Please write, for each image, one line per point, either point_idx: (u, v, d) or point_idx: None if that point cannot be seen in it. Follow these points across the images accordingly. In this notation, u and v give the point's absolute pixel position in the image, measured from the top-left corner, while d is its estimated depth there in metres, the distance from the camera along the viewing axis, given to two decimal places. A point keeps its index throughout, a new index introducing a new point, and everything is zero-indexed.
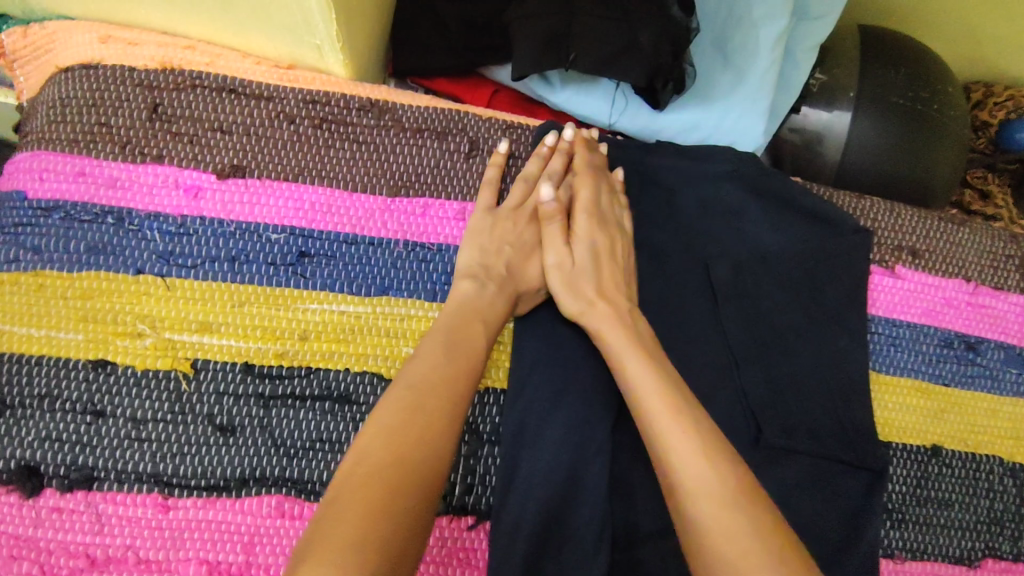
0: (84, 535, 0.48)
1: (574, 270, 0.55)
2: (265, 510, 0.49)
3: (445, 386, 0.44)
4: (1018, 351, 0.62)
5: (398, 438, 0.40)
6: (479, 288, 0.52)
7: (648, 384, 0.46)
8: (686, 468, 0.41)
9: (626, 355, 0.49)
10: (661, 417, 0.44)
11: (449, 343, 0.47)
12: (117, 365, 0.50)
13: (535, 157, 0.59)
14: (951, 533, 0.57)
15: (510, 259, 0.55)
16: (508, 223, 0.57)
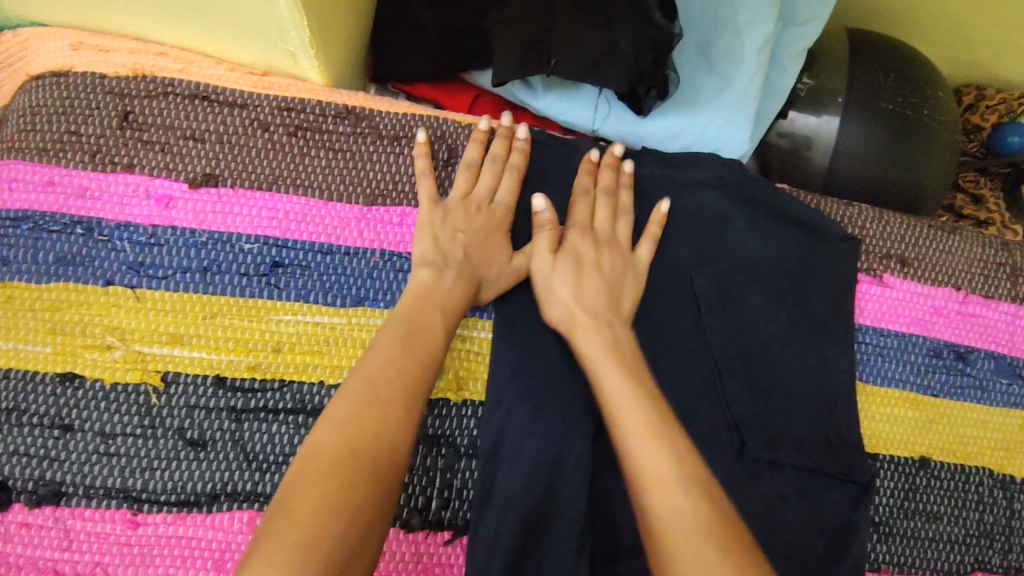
0: (53, 551, 0.47)
1: (552, 277, 0.54)
2: (236, 526, 0.48)
3: (399, 374, 0.43)
4: (1008, 361, 0.60)
5: (352, 430, 0.39)
6: (439, 278, 0.51)
7: (617, 390, 0.46)
8: (660, 491, 0.40)
9: (597, 362, 0.48)
10: (629, 425, 0.44)
11: (406, 335, 0.46)
12: (85, 378, 0.49)
13: (494, 137, 0.58)
14: (938, 546, 0.56)
15: (467, 245, 0.53)
16: (464, 210, 0.55)
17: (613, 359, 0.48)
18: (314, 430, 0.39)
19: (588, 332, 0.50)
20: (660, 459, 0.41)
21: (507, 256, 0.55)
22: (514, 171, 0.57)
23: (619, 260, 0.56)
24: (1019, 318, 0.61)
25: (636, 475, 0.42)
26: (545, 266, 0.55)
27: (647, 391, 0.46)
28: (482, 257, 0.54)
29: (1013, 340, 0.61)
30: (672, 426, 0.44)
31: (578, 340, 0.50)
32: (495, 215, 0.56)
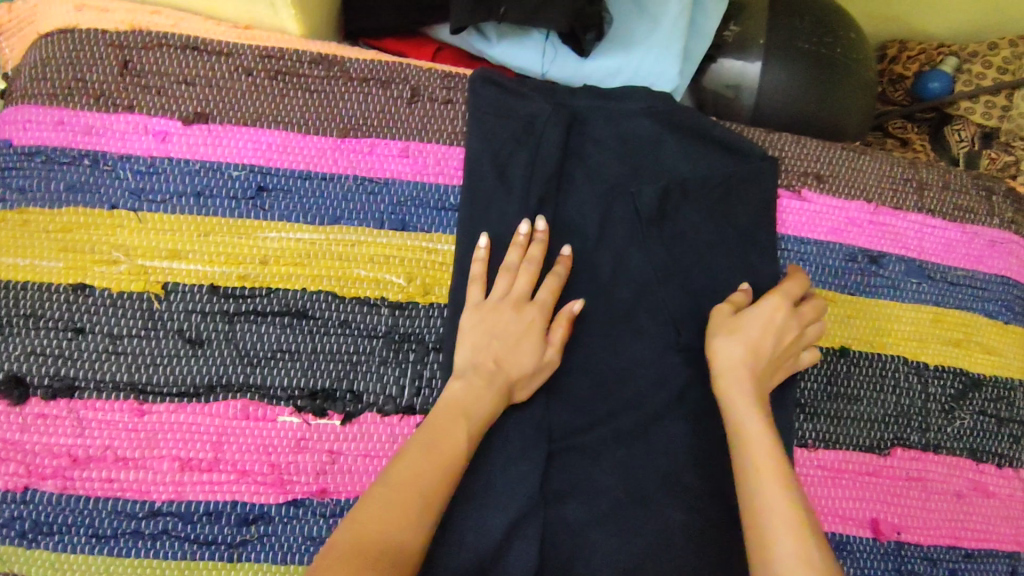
0: (67, 437, 0.53)
1: (731, 323, 0.56)
2: (231, 412, 0.55)
3: (422, 487, 0.45)
4: (918, 264, 0.68)
5: (369, 533, 0.41)
6: (470, 389, 0.52)
7: (761, 449, 0.48)
8: (780, 536, 0.42)
9: (749, 416, 0.50)
10: (762, 482, 0.45)
11: (426, 442, 0.48)
12: (95, 288, 0.56)
13: (534, 242, 0.59)
14: (861, 425, 0.63)
15: (500, 353, 0.55)
16: (504, 315, 0.56)
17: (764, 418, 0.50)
18: (341, 526, 0.41)
19: (741, 385, 0.52)
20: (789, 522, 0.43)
21: (535, 357, 0.56)
22: (555, 279, 0.58)
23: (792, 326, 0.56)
24: (926, 226, 0.69)
25: (759, 525, 0.44)
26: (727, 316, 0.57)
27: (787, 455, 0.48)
28: (513, 361, 0.55)
29: (920, 245, 0.68)
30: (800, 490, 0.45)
31: (734, 388, 0.52)
32: (532, 316, 0.57)
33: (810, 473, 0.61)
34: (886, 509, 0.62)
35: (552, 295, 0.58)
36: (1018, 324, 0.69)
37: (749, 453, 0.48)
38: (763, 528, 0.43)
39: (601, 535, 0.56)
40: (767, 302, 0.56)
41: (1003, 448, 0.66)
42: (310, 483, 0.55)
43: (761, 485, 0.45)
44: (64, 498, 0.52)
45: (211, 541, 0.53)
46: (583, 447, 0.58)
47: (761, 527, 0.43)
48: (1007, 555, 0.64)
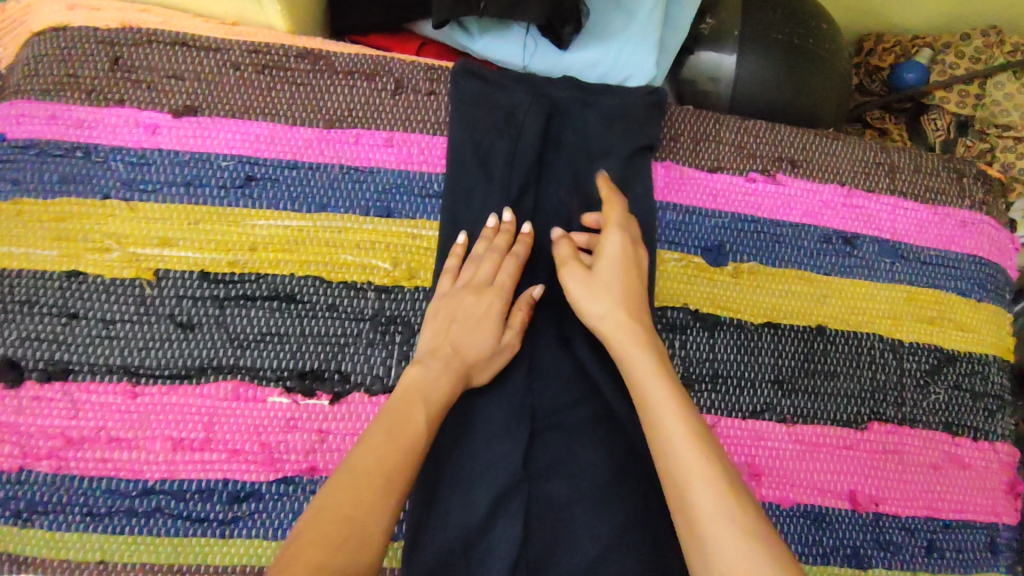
0: (61, 419, 0.54)
1: (601, 288, 0.57)
2: (222, 393, 0.57)
3: (385, 466, 0.46)
4: (891, 244, 0.69)
5: (335, 517, 0.42)
6: (428, 370, 0.54)
7: (661, 409, 0.49)
8: (696, 493, 0.44)
9: (649, 383, 0.51)
10: (684, 463, 0.46)
11: (389, 424, 0.49)
12: (88, 275, 0.57)
13: (501, 233, 0.61)
14: (838, 400, 0.65)
15: (458, 337, 0.57)
16: (463, 300, 0.58)
17: (668, 386, 0.51)
18: (306, 515, 0.43)
19: (638, 356, 0.53)
20: (717, 503, 0.44)
21: (493, 341, 0.57)
22: (516, 263, 0.60)
23: (640, 262, 0.60)
24: (899, 208, 0.71)
25: (682, 501, 0.45)
26: (594, 280, 0.57)
27: (697, 420, 0.49)
28: (472, 342, 0.56)
29: (893, 226, 0.70)
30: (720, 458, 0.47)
31: (628, 361, 0.54)
32: (492, 301, 0.59)
33: (788, 447, 0.63)
34: (864, 481, 0.63)
35: (511, 279, 0.60)
36: (990, 302, 0.71)
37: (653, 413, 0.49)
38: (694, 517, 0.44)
39: (586, 510, 0.57)
40: (609, 243, 0.59)
41: (978, 422, 0.67)
42: (300, 461, 0.56)
43: (683, 467, 0.46)
44: (60, 478, 0.54)
45: (203, 518, 0.54)
46: (566, 424, 0.60)
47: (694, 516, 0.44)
48: (984, 526, 0.65)
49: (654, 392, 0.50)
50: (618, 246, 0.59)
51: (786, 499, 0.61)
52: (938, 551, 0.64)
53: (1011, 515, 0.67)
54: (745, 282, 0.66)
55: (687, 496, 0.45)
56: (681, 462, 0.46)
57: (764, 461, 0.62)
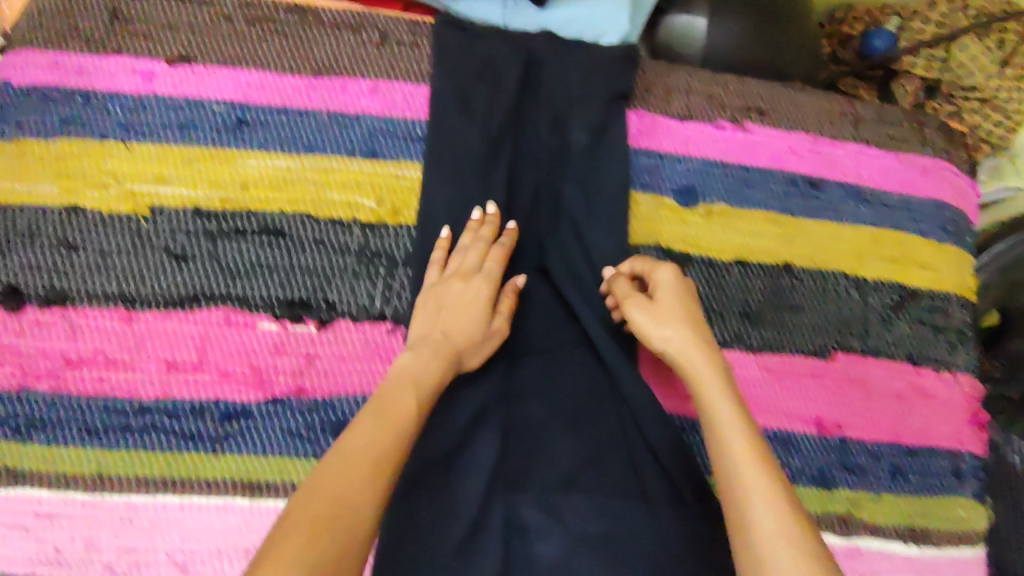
0: (61, 341, 0.57)
1: (667, 314, 0.57)
2: (214, 319, 0.60)
3: (375, 450, 0.46)
4: (855, 187, 0.73)
5: (325, 499, 0.42)
6: (420, 356, 0.54)
7: (732, 430, 0.49)
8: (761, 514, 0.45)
9: (721, 405, 0.51)
10: (750, 488, 0.46)
11: (376, 410, 0.49)
12: (86, 208, 0.61)
13: (486, 223, 0.63)
14: (804, 332, 0.68)
15: (447, 324, 0.58)
16: (453, 286, 0.59)
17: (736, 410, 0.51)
18: (296, 496, 0.43)
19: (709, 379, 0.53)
20: (782, 527, 0.44)
21: (481, 326, 0.58)
22: (502, 254, 0.62)
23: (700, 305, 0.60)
24: (863, 154, 0.74)
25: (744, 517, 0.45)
26: (657, 307, 0.58)
27: (765, 447, 0.49)
28: (462, 328, 0.58)
29: (858, 171, 0.73)
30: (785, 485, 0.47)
31: (696, 383, 0.53)
32: (480, 287, 0.60)
33: (758, 376, 0.66)
34: (830, 407, 0.66)
35: (499, 266, 0.61)
36: (952, 244, 0.74)
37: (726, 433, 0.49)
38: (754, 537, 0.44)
39: (560, 429, 0.61)
40: (671, 280, 0.59)
41: (939, 354, 0.70)
42: (288, 383, 0.59)
43: (749, 489, 0.46)
44: (58, 397, 0.56)
45: (195, 435, 0.57)
46: (542, 351, 0.64)
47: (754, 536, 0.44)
48: (947, 452, 0.68)
49: (722, 415, 0.50)
50: (678, 285, 0.59)
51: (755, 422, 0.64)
52: (902, 474, 0.66)
53: (973, 443, 0.70)
54: (715, 222, 0.69)
55: (748, 516, 0.45)
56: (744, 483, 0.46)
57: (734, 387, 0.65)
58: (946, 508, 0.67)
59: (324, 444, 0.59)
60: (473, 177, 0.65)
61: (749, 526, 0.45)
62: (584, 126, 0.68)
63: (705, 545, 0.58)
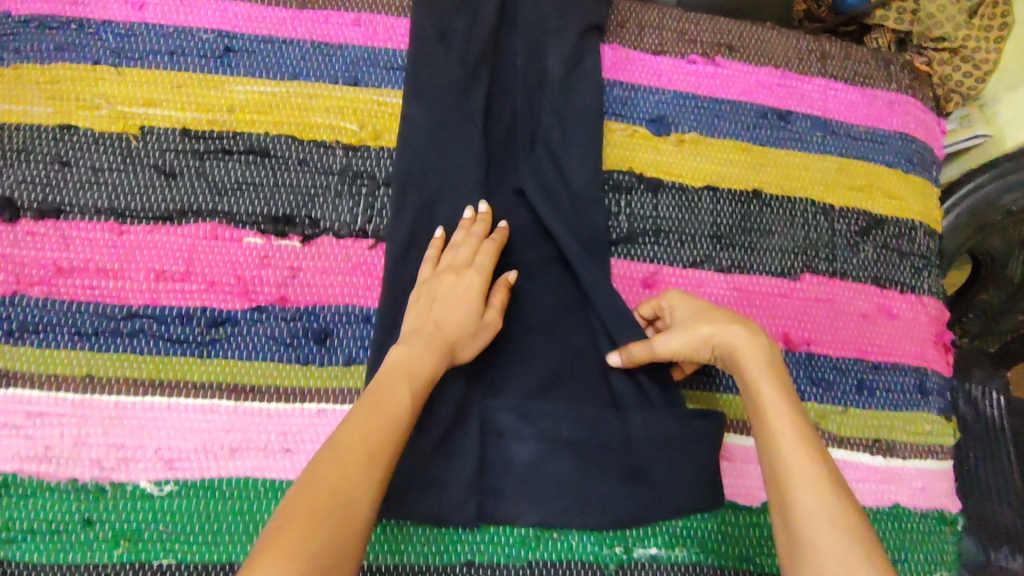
0: (53, 251, 0.60)
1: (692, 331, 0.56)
2: (201, 233, 0.62)
3: (368, 444, 0.46)
4: (822, 120, 0.75)
5: (323, 493, 0.42)
6: (410, 348, 0.54)
7: (784, 426, 0.50)
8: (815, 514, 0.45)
9: (772, 399, 0.51)
10: (798, 481, 0.47)
11: (372, 402, 0.49)
12: (79, 128, 0.63)
13: (478, 221, 0.63)
14: (773, 255, 0.70)
15: (439, 316, 0.57)
16: (444, 281, 0.59)
17: (783, 398, 0.51)
18: (296, 489, 0.43)
19: (757, 367, 0.53)
20: (829, 519, 0.45)
21: (473, 317, 0.58)
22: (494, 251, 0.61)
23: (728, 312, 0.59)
24: (830, 89, 0.76)
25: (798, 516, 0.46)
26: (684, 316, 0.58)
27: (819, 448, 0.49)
28: (453, 322, 0.57)
29: (825, 104, 0.76)
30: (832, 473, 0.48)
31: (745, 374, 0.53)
32: (471, 278, 0.59)
33: (727, 294, 0.68)
34: (798, 324, 0.68)
35: (490, 259, 0.61)
36: (916, 174, 0.76)
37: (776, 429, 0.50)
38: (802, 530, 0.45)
39: (534, 339, 0.64)
40: (687, 304, 0.59)
41: (905, 277, 0.72)
42: (273, 292, 0.61)
43: (798, 481, 0.47)
44: (50, 302, 0.59)
45: (182, 340, 0.59)
46: (518, 267, 0.65)
47: (801, 528, 0.45)
48: (913, 369, 0.70)
49: (771, 404, 0.51)
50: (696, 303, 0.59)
51: None
52: (868, 389, 0.69)
53: (938, 362, 0.72)
54: (687, 150, 0.72)
55: (798, 514, 0.46)
56: (794, 482, 0.47)
57: None
58: (912, 423, 0.69)
59: (307, 350, 0.61)
60: (451, 101, 0.67)
61: (798, 519, 0.46)
62: (559, 55, 0.70)
63: (671, 446, 0.60)
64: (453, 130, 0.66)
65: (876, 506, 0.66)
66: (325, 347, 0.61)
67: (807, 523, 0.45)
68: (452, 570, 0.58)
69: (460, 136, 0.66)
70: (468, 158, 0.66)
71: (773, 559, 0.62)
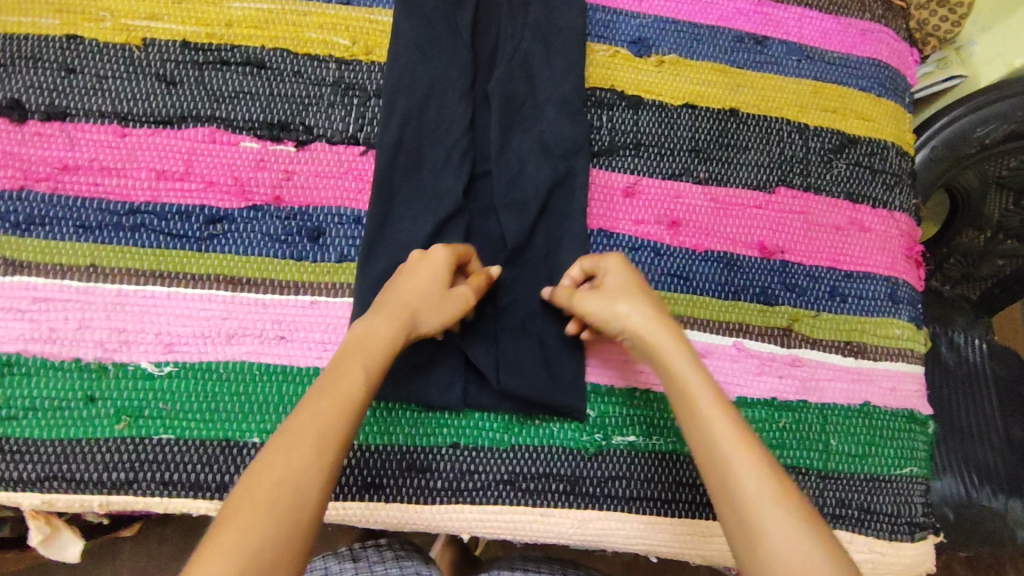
0: (60, 151, 0.63)
1: (609, 305, 0.57)
2: (200, 136, 0.65)
3: (318, 428, 0.46)
4: (798, 45, 0.78)
5: (262, 487, 0.43)
6: (369, 321, 0.54)
7: (719, 425, 0.48)
8: (763, 513, 0.44)
9: (702, 397, 0.50)
10: (737, 464, 0.46)
11: (326, 386, 0.49)
12: (84, 38, 0.66)
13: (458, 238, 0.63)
14: (749, 169, 0.73)
15: (401, 288, 0.57)
16: (411, 259, 0.59)
17: (709, 386, 0.51)
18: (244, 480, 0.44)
19: (674, 350, 0.53)
20: (775, 506, 0.44)
21: (437, 290, 0.57)
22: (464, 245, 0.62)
23: (653, 295, 0.59)
24: (805, 17, 0.79)
25: (745, 518, 0.44)
26: (608, 289, 0.58)
27: (755, 441, 0.48)
28: (417, 288, 0.56)
29: (801, 31, 0.78)
30: (763, 451, 0.48)
31: (667, 363, 0.53)
32: (438, 253, 0.58)
33: (703, 204, 0.72)
34: (771, 233, 0.72)
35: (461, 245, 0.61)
36: (889, 98, 0.78)
37: (713, 428, 0.48)
38: (746, 513, 0.44)
39: (520, 240, 0.66)
40: (613, 279, 0.59)
41: (877, 193, 0.75)
42: (268, 193, 0.64)
43: (735, 471, 0.46)
44: (56, 197, 0.62)
45: (182, 235, 0.62)
46: (504, 173, 0.68)
47: (743, 507, 0.45)
48: (885, 278, 0.73)
49: (697, 390, 0.50)
50: (620, 278, 0.59)
51: (701, 245, 0.71)
52: (841, 296, 0.72)
53: (910, 275, 0.74)
54: (667, 71, 0.74)
55: (746, 514, 0.44)
56: (739, 481, 0.46)
57: (682, 213, 0.71)
58: (883, 327, 0.71)
59: (301, 246, 0.64)
60: (437, 17, 0.69)
61: (743, 506, 0.45)
62: None
63: None
64: (439, 45, 0.69)
65: (847, 404, 0.69)
66: (318, 245, 0.64)
67: (748, 503, 0.45)
68: (438, 451, 0.61)
69: (446, 50, 0.69)
70: (455, 71, 0.68)
71: None
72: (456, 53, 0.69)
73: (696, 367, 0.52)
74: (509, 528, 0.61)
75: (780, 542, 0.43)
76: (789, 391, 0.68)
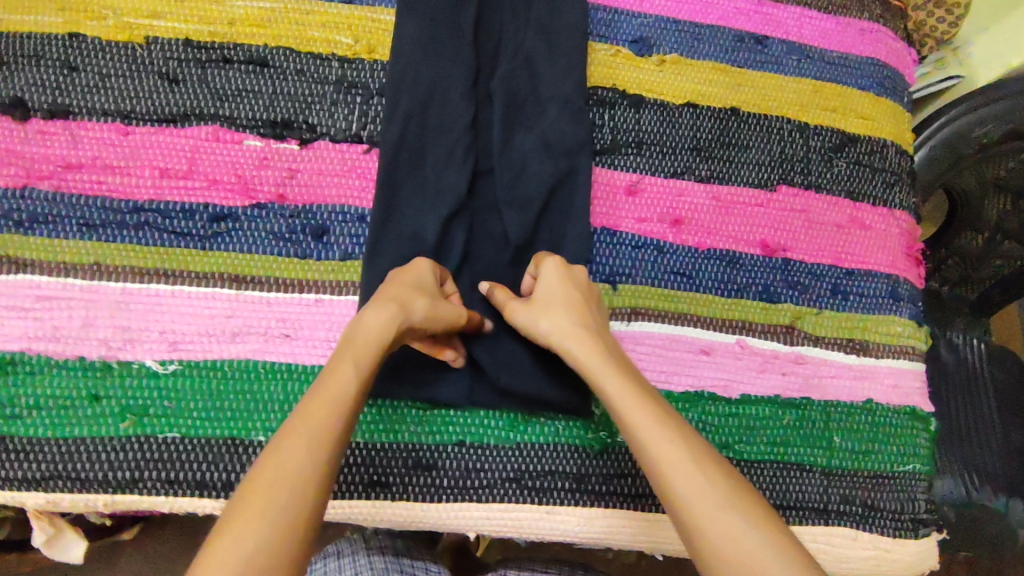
0: (63, 149, 0.63)
1: (539, 319, 0.57)
2: (203, 134, 0.65)
3: (310, 434, 0.44)
4: (798, 45, 0.78)
5: (252, 497, 0.41)
6: (365, 312, 0.52)
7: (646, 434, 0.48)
8: (701, 521, 0.43)
9: (628, 409, 0.50)
10: (667, 474, 0.46)
11: (315, 390, 0.47)
12: (85, 36, 0.65)
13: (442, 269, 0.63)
14: (750, 167, 0.74)
15: (397, 283, 0.56)
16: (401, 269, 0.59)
17: (633, 395, 0.50)
18: (240, 488, 0.42)
19: (598, 364, 0.53)
20: (713, 510, 0.44)
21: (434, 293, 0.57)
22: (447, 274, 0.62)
23: (587, 298, 0.59)
24: (805, 16, 0.79)
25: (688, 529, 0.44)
26: (536, 301, 0.58)
27: (687, 440, 0.47)
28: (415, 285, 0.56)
29: (800, 31, 0.79)
30: (699, 449, 0.47)
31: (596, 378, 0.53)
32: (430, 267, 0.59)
33: (706, 203, 0.72)
34: (773, 231, 0.72)
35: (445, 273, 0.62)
36: (888, 97, 0.79)
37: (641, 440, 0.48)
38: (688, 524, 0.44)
39: (524, 238, 0.66)
40: (545, 287, 0.59)
41: (878, 191, 0.76)
42: (271, 191, 0.64)
43: (666, 482, 0.46)
44: (59, 196, 0.62)
45: (185, 233, 0.62)
46: (507, 172, 0.68)
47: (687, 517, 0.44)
48: (885, 276, 0.73)
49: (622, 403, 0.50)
50: (552, 282, 0.59)
51: (704, 244, 0.71)
52: (842, 293, 0.72)
53: (910, 273, 0.75)
54: (668, 70, 0.75)
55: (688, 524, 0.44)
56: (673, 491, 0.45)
57: (684, 211, 0.71)
58: (885, 324, 0.72)
59: (306, 244, 0.64)
60: (438, 16, 0.69)
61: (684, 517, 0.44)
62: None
63: None
64: (441, 43, 0.69)
65: (850, 401, 0.69)
66: (322, 243, 0.64)
67: (687, 513, 0.44)
68: (443, 450, 0.61)
69: (447, 48, 0.69)
70: (458, 70, 0.68)
71: (751, 447, 0.66)
72: (458, 51, 0.69)
73: (622, 377, 0.52)
74: (515, 526, 0.61)
75: (719, 549, 0.42)
76: (792, 388, 0.68)
